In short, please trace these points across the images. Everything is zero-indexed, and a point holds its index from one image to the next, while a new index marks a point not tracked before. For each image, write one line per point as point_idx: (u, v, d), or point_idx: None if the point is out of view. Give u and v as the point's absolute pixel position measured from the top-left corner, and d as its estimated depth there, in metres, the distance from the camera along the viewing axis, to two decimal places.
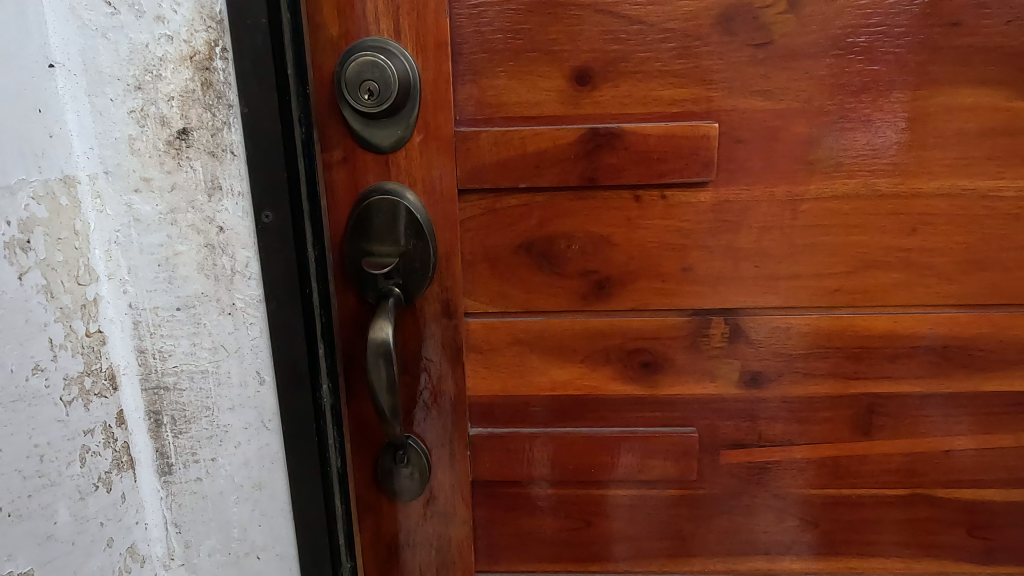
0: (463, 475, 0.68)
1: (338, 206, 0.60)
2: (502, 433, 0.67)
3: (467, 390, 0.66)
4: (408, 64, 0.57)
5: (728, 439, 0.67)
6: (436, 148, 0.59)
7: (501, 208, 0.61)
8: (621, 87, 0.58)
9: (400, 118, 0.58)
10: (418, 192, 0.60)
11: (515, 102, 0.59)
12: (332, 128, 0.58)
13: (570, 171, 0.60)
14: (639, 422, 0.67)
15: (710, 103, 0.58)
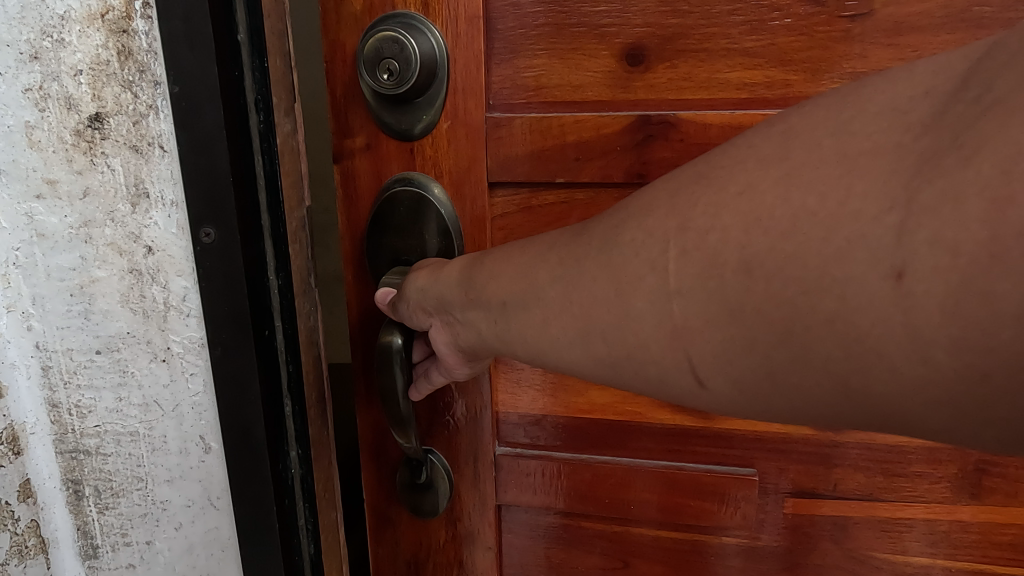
0: (488, 497, 0.62)
1: (359, 197, 0.56)
2: (532, 454, 0.61)
3: (494, 404, 0.60)
4: (436, 41, 0.51)
5: (795, 486, 0.57)
6: (464, 135, 0.53)
7: (537, 205, 0.54)
8: (679, 68, 0.50)
9: (427, 102, 0.52)
10: (446, 186, 0.54)
11: (556, 84, 0.51)
12: (356, 113, 0.54)
13: (615, 165, 0.51)
14: (689, 457, 0.58)
15: (789, 89, 0.49)
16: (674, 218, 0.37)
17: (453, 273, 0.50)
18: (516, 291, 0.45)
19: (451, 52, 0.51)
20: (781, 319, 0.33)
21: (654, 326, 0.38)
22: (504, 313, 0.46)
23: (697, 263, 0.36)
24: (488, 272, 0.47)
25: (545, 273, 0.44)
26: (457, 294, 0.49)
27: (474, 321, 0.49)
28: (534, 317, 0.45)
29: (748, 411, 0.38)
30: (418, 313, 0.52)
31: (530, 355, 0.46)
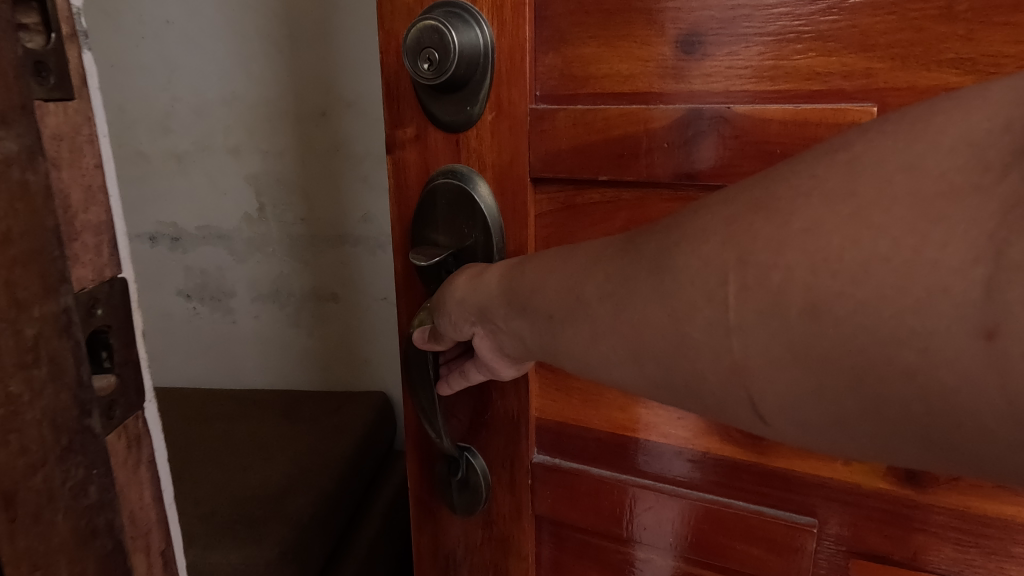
0: (522, 505, 0.60)
1: (408, 188, 0.55)
2: (570, 467, 0.57)
3: (531, 409, 0.57)
4: (482, 33, 0.49)
5: (863, 545, 0.49)
6: (508, 128, 0.50)
7: (582, 203, 0.51)
8: (739, 57, 0.43)
9: (470, 92, 0.50)
10: (490, 180, 0.52)
11: (604, 74, 0.47)
12: (408, 103, 0.54)
13: (662, 164, 0.46)
14: (739, 494, 0.52)
15: (870, 79, 0.40)
16: (732, 248, 0.32)
17: (493, 281, 0.47)
18: (563, 299, 0.41)
19: (496, 43, 0.49)
20: (850, 366, 0.28)
21: (714, 362, 0.33)
22: (551, 326, 0.42)
23: (759, 303, 0.31)
24: (535, 279, 0.43)
25: (592, 285, 0.39)
26: (502, 303, 0.45)
27: (520, 330, 0.45)
28: (582, 329, 0.40)
29: (807, 445, 0.33)
30: (458, 323, 0.49)
31: (578, 370, 0.42)
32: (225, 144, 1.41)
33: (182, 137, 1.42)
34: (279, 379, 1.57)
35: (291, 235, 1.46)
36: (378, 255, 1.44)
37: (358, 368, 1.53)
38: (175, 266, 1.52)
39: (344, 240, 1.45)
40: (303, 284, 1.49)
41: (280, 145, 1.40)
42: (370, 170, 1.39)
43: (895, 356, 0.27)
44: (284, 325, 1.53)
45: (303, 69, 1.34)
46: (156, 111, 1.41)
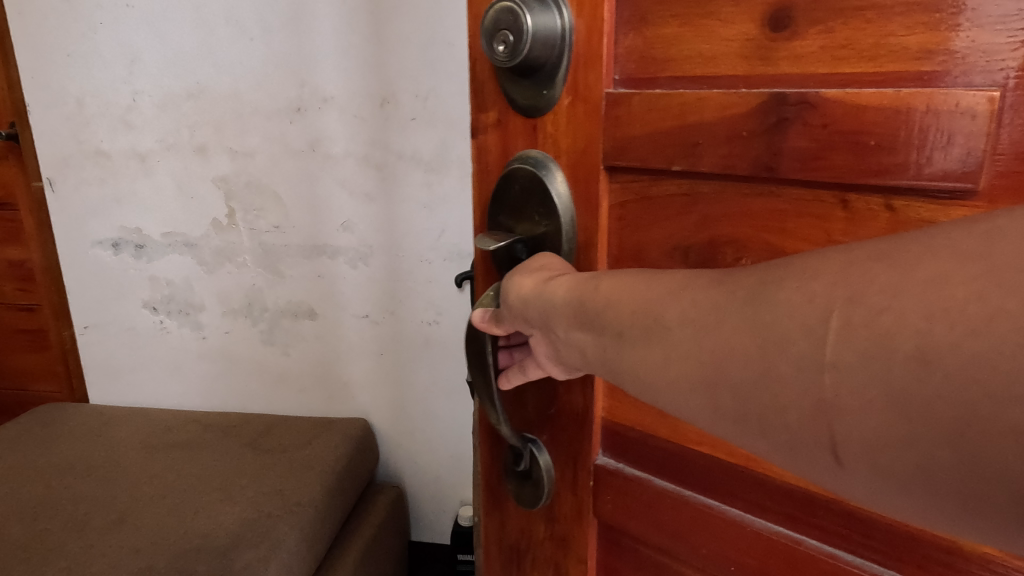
0: (583, 508, 0.55)
1: (488, 172, 0.52)
2: (631, 475, 0.52)
3: (597, 406, 0.53)
4: (563, 18, 0.45)
5: None
6: (583, 113, 0.46)
7: (656, 194, 0.45)
8: (836, 32, 0.36)
9: (546, 76, 0.46)
10: (565, 167, 0.48)
11: (684, 57, 0.42)
12: (488, 88, 0.51)
13: (739, 154, 0.40)
14: (815, 532, 0.44)
15: (1008, 55, 0.32)
16: (841, 286, 0.28)
17: (561, 290, 0.43)
18: (636, 319, 0.38)
19: (576, 23, 0.45)
20: (957, 427, 0.25)
21: (800, 396, 0.29)
22: (614, 343, 0.39)
23: (861, 342, 0.27)
24: (606, 293, 0.40)
25: (670, 309, 0.36)
26: (564, 313, 0.42)
27: (580, 343, 0.42)
28: (653, 353, 0.36)
29: (871, 503, 0.30)
30: (519, 320, 0.47)
31: (629, 387, 0.39)
32: (192, 142, 1.37)
33: (146, 134, 1.38)
34: (247, 399, 1.53)
35: (261, 244, 1.41)
36: (359, 271, 1.39)
37: (336, 392, 1.47)
38: (141, 277, 1.48)
39: (322, 251, 1.39)
40: (276, 301, 1.44)
41: (250, 146, 1.36)
42: (346, 172, 1.34)
43: (970, 404, 0.24)
44: (254, 342, 1.49)
45: (268, 63, 1.30)
46: (117, 106, 1.38)
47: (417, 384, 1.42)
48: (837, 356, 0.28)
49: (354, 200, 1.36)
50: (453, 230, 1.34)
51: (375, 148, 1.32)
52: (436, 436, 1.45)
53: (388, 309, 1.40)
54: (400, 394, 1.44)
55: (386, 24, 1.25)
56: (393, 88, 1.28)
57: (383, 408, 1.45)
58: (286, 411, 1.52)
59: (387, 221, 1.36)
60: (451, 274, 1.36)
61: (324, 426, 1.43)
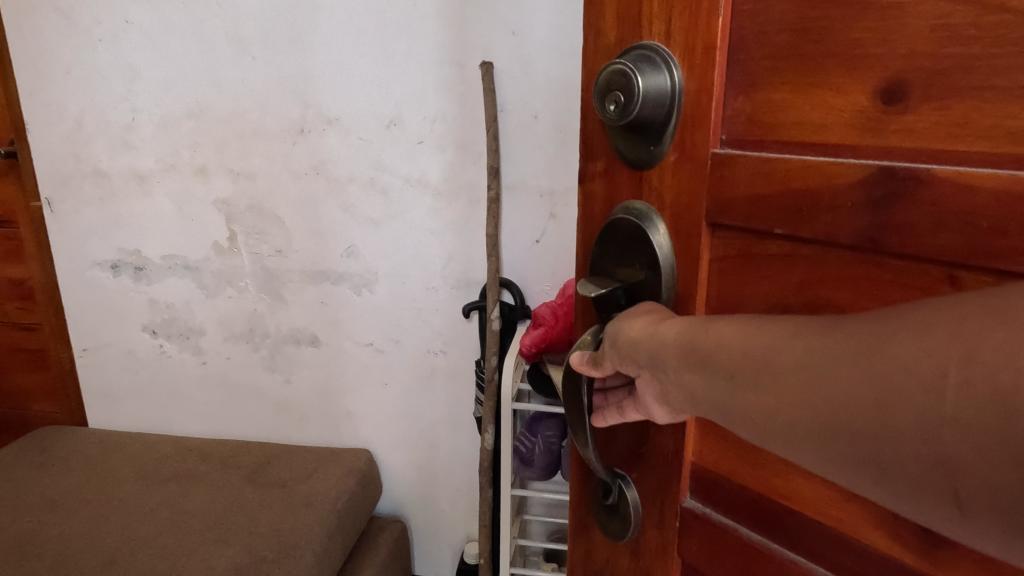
0: (666, 546, 0.54)
1: (592, 220, 0.54)
2: (719, 522, 0.51)
3: (687, 449, 0.52)
4: (672, 76, 0.45)
5: None
6: (689, 171, 0.46)
7: (758, 252, 0.45)
8: (952, 111, 0.35)
9: (654, 132, 0.47)
10: (668, 218, 0.49)
11: (794, 122, 0.41)
12: (599, 139, 0.52)
13: (842, 223, 0.39)
14: None
15: None
16: (960, 340, 0.26)
17: (671, 333, 0.40)
18: (750, 363, 0.35)
19: (687, 80, 0.45)
20: None
21: (917, 449, 0.27)
22: (728, 388, 0.36)
23: (983, 400, 0.25)
24: (717, 335, 0.37)
25: (785, 357, 0.33)
26: (675, 356, 0.39)
27: (690, 387, 0.39)
28: (766, 398, 0.34)
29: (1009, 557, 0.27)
30: (627, 362, 0.44)
31: (751, 439, 0.36)
32: (192, 163, 1.33)
33: (147, 153, 1.35)
34: (247, 426, 1.49)
35: (264, 268, 1.37)
36: (363, 298, 1.35)
37: (340, 421, 1.44)
38: (140, 299, 1.45)
39: (325, 277, 1.35)
40: (278, 326, 1.41)
41: (252, 168, 1.31)
42: (351, 196, 1.29)
43: None
44: (255, 368, 1.45)
45: (270, 82, 1.25)
46: (117, 126, 1.34)
47: (426, 413, 1.40)
48: (955, 412, 0.26)
49: (359, 225, 1.30)
50: (461, 257, 1.28)
51: (380, 171, 1.26)
52: (444, 465, 1.43)
53: (394, 338, 1.36)
54: (407, 422, 1.41)
55: (393, 43, 1.19)
56: (399, 108, 1.22)
57: (388, 438, 1.43)
58: (289, 439, 1.48)
59: (394, 247, 1.30)
60: (459, 303, 1.31)
61: (326, 457, 1.39)
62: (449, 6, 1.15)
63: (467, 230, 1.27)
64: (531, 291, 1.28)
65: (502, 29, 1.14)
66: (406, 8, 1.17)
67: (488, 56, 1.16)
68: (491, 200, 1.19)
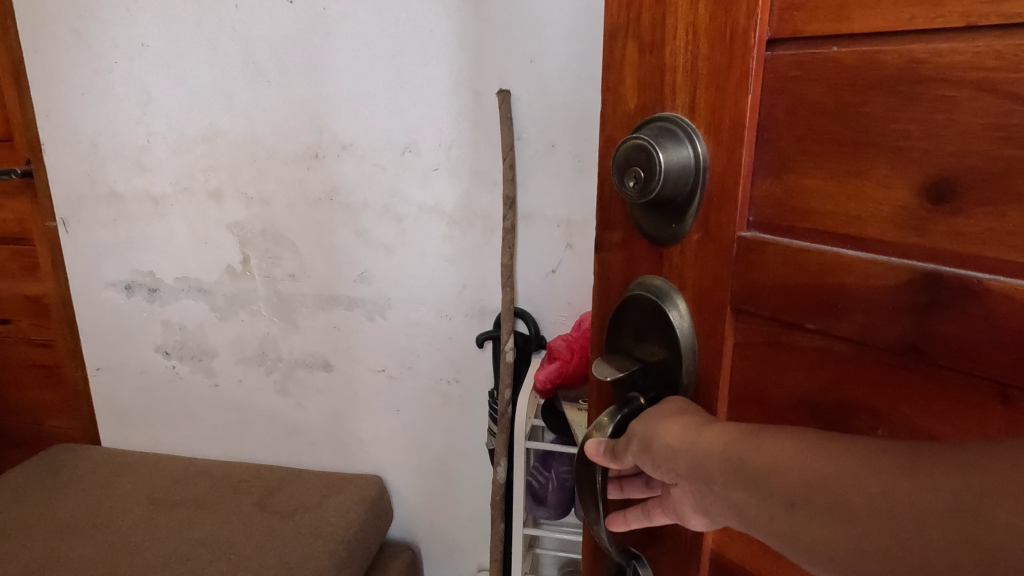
0: None
1: (610, 290, 0.51)
2: None
3: (706, 537, 0.49)
4: (697, 150, 0.42)
5: None
6: (713, 251, 0.43)
7: (787, 342, 0.42)
8: (1007, 218, 0.31)
9: (676, 209, 0.44)
10: (689, 298, 0.46)
11: (829, 211, 0.38)
12: (617, 208, 0.49)
13: (882, 326, 0.36)
14: None
15: None
16: None
17: (715, 443, 0.39)
18: (817, 497, 0.34)
19: (713, 157, 0.42)
20: None
21: None
22: (787, 519, 0.35)
23: None
24: (772, 457, 0.36)
25: (854, 490, 0.32)
26: (723, 470, 0.38)
27: (736, 504, 0.38)
28: (833, 532, 0.33)
29: None
30: (661, 467, 0.42)
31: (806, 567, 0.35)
32: (206, 187, 1.32)
33: (161, 176, 1.34)
34: (258, 449, 1.48)
35: (277, 292, 1.36)
36: (376, 324, 1.33)
37: (351, 446, 1.43)
38: (154, 320, 1.45)
39: (338, 302, 1.34)
40: (290, 351, 1.39)
41: (265, 193, 1.30)
42: (365, 222, 1.27)
43: None
44: (266, 391, 1.44)
45: (285, 106, 1.24)
46: (131, 148, 1.33)
47: (439, 441, 1.37)
48: None
49: (372, 251, 1.28)
50: (475, 285, 1.26)
51: (394, 199, 1.24)
52: (456, 493, 1.41)
53: (406, 365, 1.34)
54: (419, 449, 1.39)
55: (409, 69, 1.17)
56: (414, 135, 1.20)
57: (400, 465, 1.41)
58: (300, 463, 1.47)
59: (408, 274, 1.28)
60: (473, 332, 1.29)
61: (337, 484, 1.38)
62: (467, 32, 1.13)
63: (482, 258, 1.24)
64: (546, 321, 1.25)
65: (519, 57, 1.12)
66: (423, 33, 1.14)
67: (506, 83, 1.13)
68: (507, 230, 1.17)
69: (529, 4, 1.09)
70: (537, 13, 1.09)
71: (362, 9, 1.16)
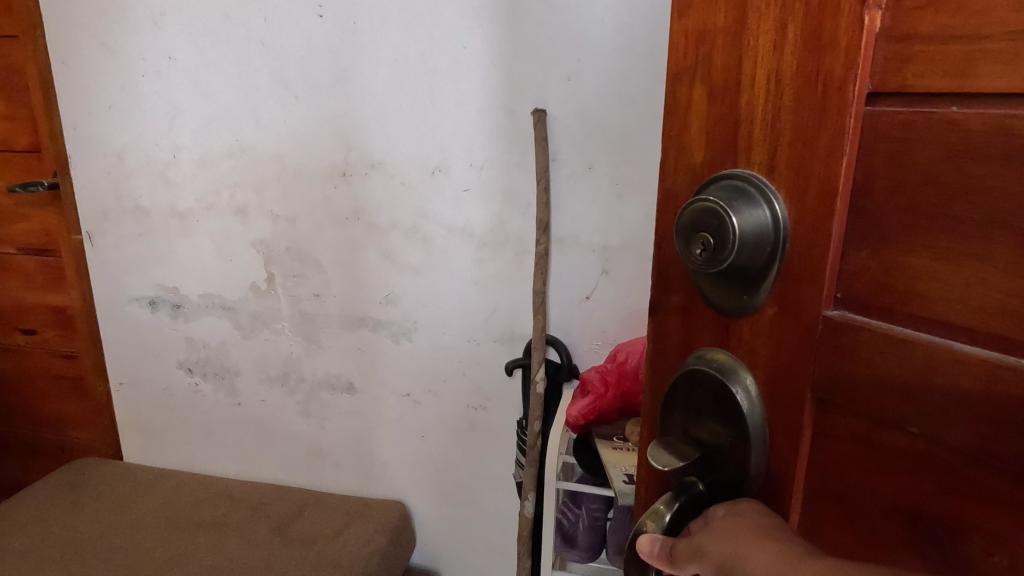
0: None
1: (665, 358, 0.46)
2: None
3: None
4: (774, 214, 0.37)
5: None
6: (792, 329, 0.38)
7: (879, 440, 0.36)
8: None
9: (747, 280, 0.38)
10: (760, 377, 0.40)
11: (940, 297, 0.32)
12: (676, 270, 0.43)
13: (1006, 440, 0.30)
14: None
15: None
16: None
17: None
18: None
19: (795, 225, 0.36)
20: None
21: None
22: None
23: None
24: None
25: None
26: None
27: None
28: None
29: None
30: None
31: None
32: (232, 204, 1.29)
33: (187, 192, 1.31)
34: (280, 470, 1.45)
35: (301, 312, 1.32)
36: (402, 347, 1.29)
37: (373, 471, 1.39)
38: (178, 337, 1.42)
39: (363, 324, 1.30)
40: (314, 372, 1.36)
41: (292, 211, 1.26)
42: (392, 242, 1.23)
43: None
44: (288, 412, 1.40)
45: (313, 123, 1.20)
46: (157, 162, 1.31)
47: (464, 469, 1.33)
48: None
49: (399, 272, 1.24)
50: (505, 310, 1.21)
51: (423, 220, 1.20)
52: (481, 523, 1.36)
53: (432, 390, 1.30)
54: (443, 477, 1.34)
55: (441, 86, 1.12)
56: (445, 154, 1.16)
57: (423, 491, 1.37)
58: (322, 486, 1.44)
59: (435, 297, 1.24)
60: (502, 358, 1.24)
61: (359, 511, 1.34)
62: (501, 49, 1.08)
63: (513, 282, 1.19)
64: (579, 349, 1.19)
65: (556, 74, 1.07)
66: (455, 50, 1.10)
67: (542, 102, 1.09)
68: (539, 255, 1.13)
69: (567, 19, 1.04)
70: (575, 29, 1.04)
71: (394, 23, 1.11)
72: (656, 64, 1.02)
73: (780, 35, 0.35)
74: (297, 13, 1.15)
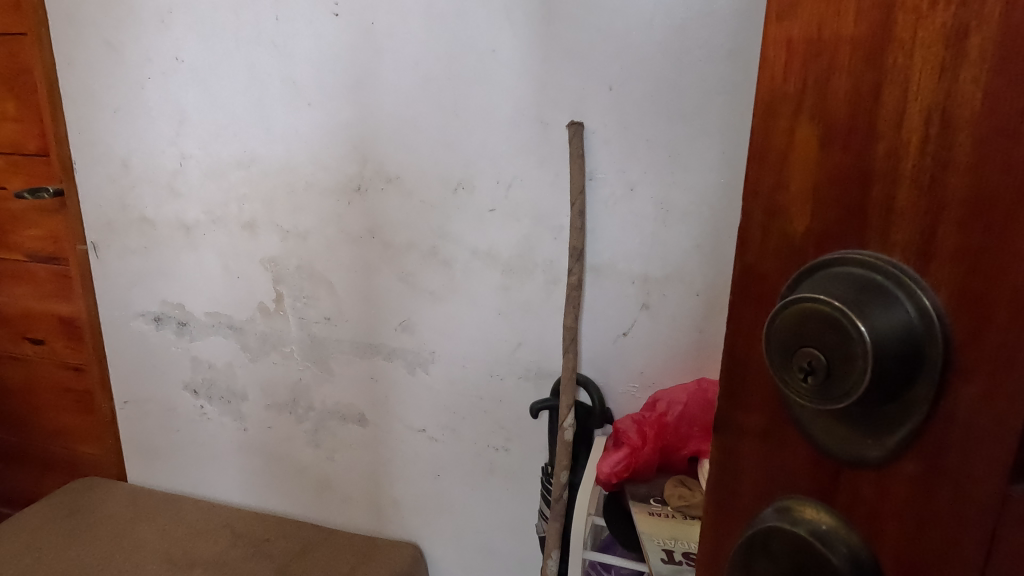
0: None
1: (737, 496, 0.35)
2: None
3: None
4: (920, 324, 0.27)
5: None
6: (947, 491, 0.27)
7: None
8: None
9: (877, 413, 0.28)
10: (886, 545, 0.29)
11: None
12: (761, 377, 0.33)
13: None
14: None
15: None
16: None
17: None
18: None
19: (955, 348, 0.26)
20: None
21: None
22: None
23: None
24: None
25: None
26: None
27: None
28: None
29: None
30: None
31: None
32: (240, 217, 1.20)
33: (193, 204, 1.22)
34: (288, 502, 1.35)
35: (312, 336, 1.22)
36: (419, 379, 1.17)
37: (386, 509, 1.28)
38: (183, 357, 1.33)
39: (377, 351, 1.19)
40: (323, 400, 1.25)
41: (303, 227, 1.16)
42: (410, 265, 1.11)
43: None
44: (297, 441, 1.30)
45: (326, 133, 1.10)
46: (163, 172, 1.22)
47: (482, 514, 1.21)
48: None
49: (417, 297, 1.13)
50: (531, 344, 1.08)
51: (443, 241, 1.08)
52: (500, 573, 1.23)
53: (450, 428, 1.18)
54: (461, 521, 1.23)
55: (466, 94, 1.00)
56: (470, 170, 1.04)
57: (438, 534, 1.25)
58: (332, 521, 1.33)
59: (455, 326, 1.12)
60: (527, 397, 1.11)
61: (368, 553, 1.23)
62: (535, 53, 0.95)
63: (542, 314, 1.06)
64: (613, 391, 1.06)
65: (595, 83, 0.94)
66: (483, 54, 0.98)
67: (578, 114, 0.96)
68: (573, 286, 1.00)
69: (610, 20, 0.91)
70: (618, 32, 0.91)
71: (416, 23, 1.00)
72: (711, 73, 0.89)
73: (947, 63, 0.25)
74: (310, 12, 1.05)
